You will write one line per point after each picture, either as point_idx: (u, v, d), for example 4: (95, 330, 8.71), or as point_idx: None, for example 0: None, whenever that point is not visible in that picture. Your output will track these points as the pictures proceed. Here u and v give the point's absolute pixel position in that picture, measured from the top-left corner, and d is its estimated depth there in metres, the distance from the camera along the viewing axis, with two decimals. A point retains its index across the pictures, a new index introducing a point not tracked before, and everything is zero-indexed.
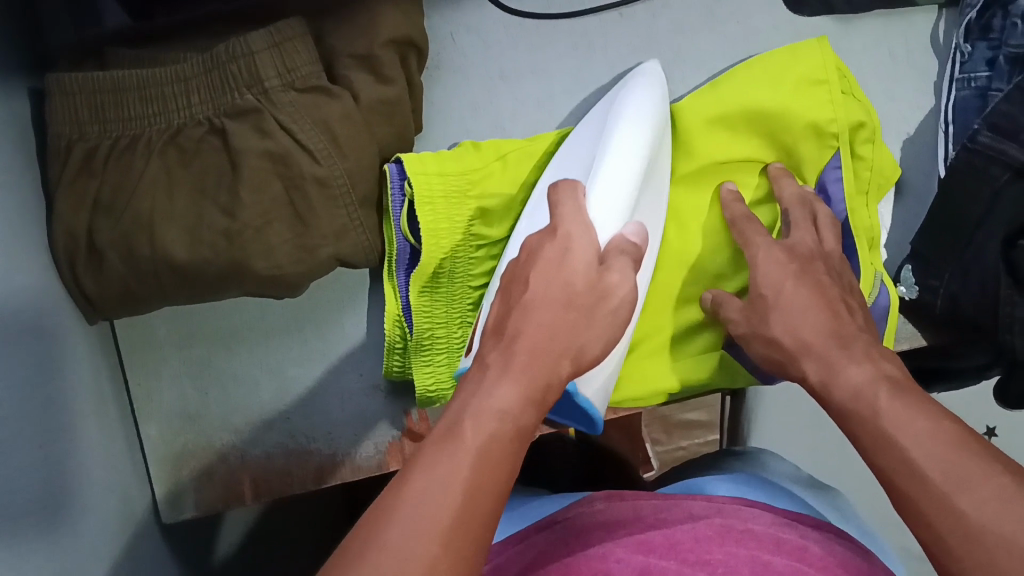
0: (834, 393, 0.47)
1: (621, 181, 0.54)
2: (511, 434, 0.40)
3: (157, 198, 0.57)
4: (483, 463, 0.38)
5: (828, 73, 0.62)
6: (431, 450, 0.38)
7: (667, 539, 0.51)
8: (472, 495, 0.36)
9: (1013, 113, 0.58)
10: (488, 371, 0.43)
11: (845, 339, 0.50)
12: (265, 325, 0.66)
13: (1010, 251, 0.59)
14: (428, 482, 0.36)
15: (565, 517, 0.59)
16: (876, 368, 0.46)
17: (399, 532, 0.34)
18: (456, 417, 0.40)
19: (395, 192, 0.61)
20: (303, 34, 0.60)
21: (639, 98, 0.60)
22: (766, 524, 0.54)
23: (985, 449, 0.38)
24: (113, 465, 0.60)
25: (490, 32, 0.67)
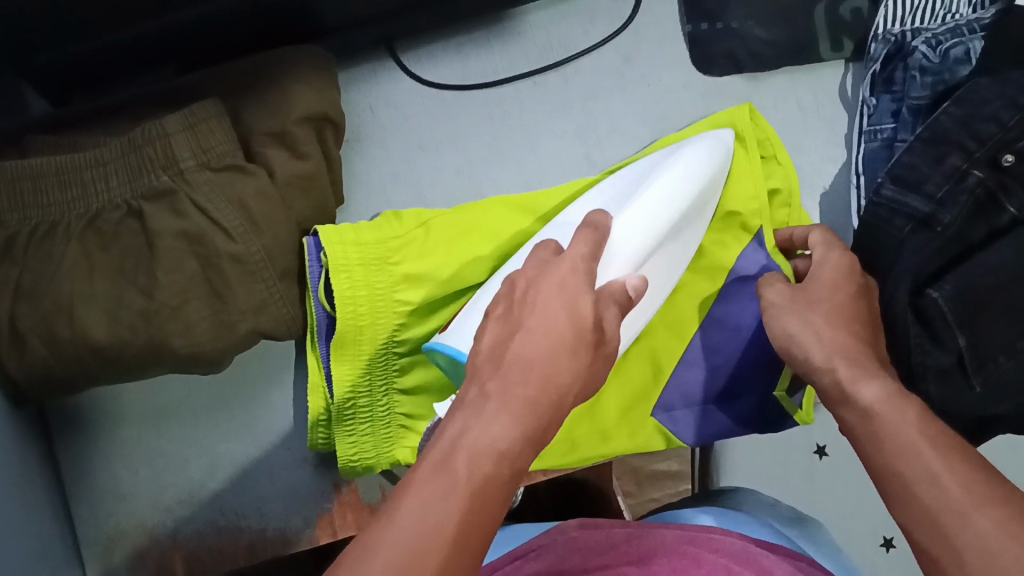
0: (847, 411, 0.46)
1: (637, 227, 0.56)
2: (502, 478, 0.38)
3: (77, 281, 0.58)
4: (470, 510, 0.36)
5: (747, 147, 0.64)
6: (422, 483, 0.37)
7: (642, 573, 0.51)
8: (456, 545, 0.35)
9: (915, 164, 0.61)
10: (486, 400, 0.41)
11: (823, 378, 0.48)
12: (194, 401, 0.67)
13: (918, 299, 0.60)
14: (416, 520, 0.35)
15: (539, 544, 0.57)
16: (872, 393, 0.45)
17: (377, 574, 0.33)
18: (453, 442, 0.39)
19: (313, 264, 0.62)
20: (218, 113, 0.61)
21: (692, 157, 0.60)
22: (733, 555, 0.53)
23: (923, 489, 0.39)
24: (44, 551, 0.59)
25: (408, 104, 0.70)
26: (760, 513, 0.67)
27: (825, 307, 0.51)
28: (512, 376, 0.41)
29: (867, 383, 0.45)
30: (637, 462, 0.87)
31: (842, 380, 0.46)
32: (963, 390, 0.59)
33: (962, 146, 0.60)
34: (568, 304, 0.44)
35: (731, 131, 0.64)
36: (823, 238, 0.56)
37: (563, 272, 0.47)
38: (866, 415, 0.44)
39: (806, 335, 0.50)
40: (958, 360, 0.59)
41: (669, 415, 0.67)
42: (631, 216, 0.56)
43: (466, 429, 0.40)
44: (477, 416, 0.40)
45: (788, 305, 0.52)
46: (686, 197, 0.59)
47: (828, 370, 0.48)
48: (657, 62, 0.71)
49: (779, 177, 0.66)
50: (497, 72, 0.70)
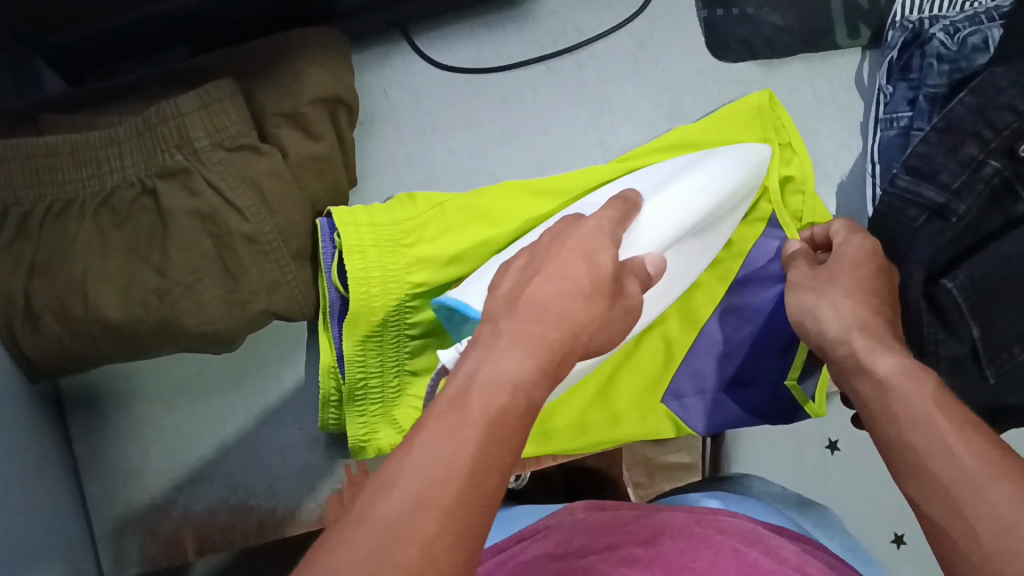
0: (863, 382, 0.44)
1: (665, 214, 0.56)
2: (520, 408, 0.38)
3: (92, 259, 0.58)
4: (487, 439, 0.35)
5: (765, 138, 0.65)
6: (439, 415, 0.36)
7: (650, 550, 0.52)
8: (476, 473, 0.34)
9: (931, 154, 0.60)
10: (498, 338, 0.42)
11: (839, 348, 0.47)
12: (206, 381, 0.67)
13: (932, 289, 0.60)
14: (434, 449, 0.34)
15: (547, 524, 0.57)
16: (889, 364, 0.43)
17: (393, 507, 0.32)
18: (468, 382, 0.39)
19: (326, 244, 0.62)
20: (232, 94, 0.61)
21: (727, 160, 0.61)
22: (741, 535, 0.53)
23: (938, 461, 0.37)
24: (56, 524, 0.59)
25: (421, 87, 0.70)
26: (771, 500, 0.66)
27: (845, 283, 0.51)
28: (522, 315, 0.43)
29: (884, 355, 0.44)
30: (649, 452, 0.81)
31: (858, 352, 0.46)
32: (976, 380, 0.59)
33: (977, 135, 0.59)
34: (584, 260, 0.46)
35: (768, 146, 0.63)
36: (846, 225, 0.56)
37: (587, 229, 0.49)
38: (883, 387, 0.43)
39: (824, 308, 0.50)
40: (971, 350, 0.58)
41: (679, 402, 0.67)
42: (661, 203, 0.57)
43: (479, 369, 0.40)
44: (488, 355, 0.40)
45: (805, 283, 0.54)
46: (717, 194, 0.59)
47: (845, 341, 0.47)
48: (671, 49, 0.70)
49: (794, 164, 0.65)
50: (510, 56, 0.70)
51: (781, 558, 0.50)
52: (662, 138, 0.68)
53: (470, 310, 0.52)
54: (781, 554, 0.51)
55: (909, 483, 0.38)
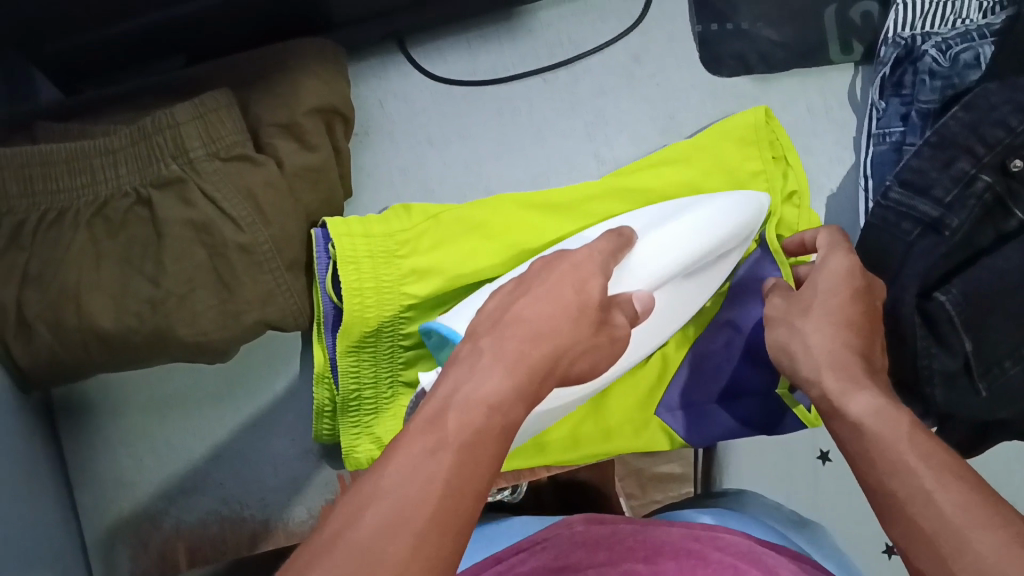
0: (839, 423, 0.45)
1: (654, 259, 0.56)
2: (497, 428, 0.39)
3: (85, 268, 0.58)
4: (460, 464, 0.36)
5: (763, 159, 0.65)
6: (415, 435, 0.37)
7: (649, 567, 0.52)
8: (448, 498, 0.34)
9: (923, 169, 0.61)
10: (479, 356, 0.42)
11: (810, 389, 0.48)
12: (198, 391, 0.67)
13: (926, 302, 0.60)
14: (408, 472, 0.35)
15: (544, 536, 0.57)
16: (860, 406, 0.44)
17: (366, 529, 0.33)
18: (446, 403, 0.39)
19: (320, 255, 0.62)
20: (228, 104, 0.61)
21: (727, 202, 0.60)
22: (739, 554, 0.53)
23: (916, 510, 0.37)
24: (47, 535, 0.59)
25: (417, 98, 0.70)
26: (765, 518, 0.66)
27: (819, 311, 0.51)
28: (506, 334, 0.44)
29: (857, 396, 0.45)
30: (640, 463, 0.81)
31: (829, 393, 0.46)
32: (969, 394, 0.59)
33: (970, 150, 0.60)
34: (574, 289, 0.48)
35: (768, 196, 0.62)
36: (829, 240, 0.55)
37: (577, 258, 0.51)
38: (856, 429, 0.43)
39: (795, 344, 0.51)
40: (965, 364, 0.59)
41: (671, 414, 0.67)
42: (652, 247, 0.57)
43: (459, 388, 0.40)
44: (468, 372, 0.41)
45: (782, 315, 0.53)
46: (712, 244, 0.58)
47: (817, 383, 0.47)
48: (667, 63, 0.71)
49: (790, 179, 0.66)
50: (507, 68, 0.71)
51: None
52: (657, 155, 0.68)
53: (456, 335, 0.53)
54: (778, 572, 0.51)
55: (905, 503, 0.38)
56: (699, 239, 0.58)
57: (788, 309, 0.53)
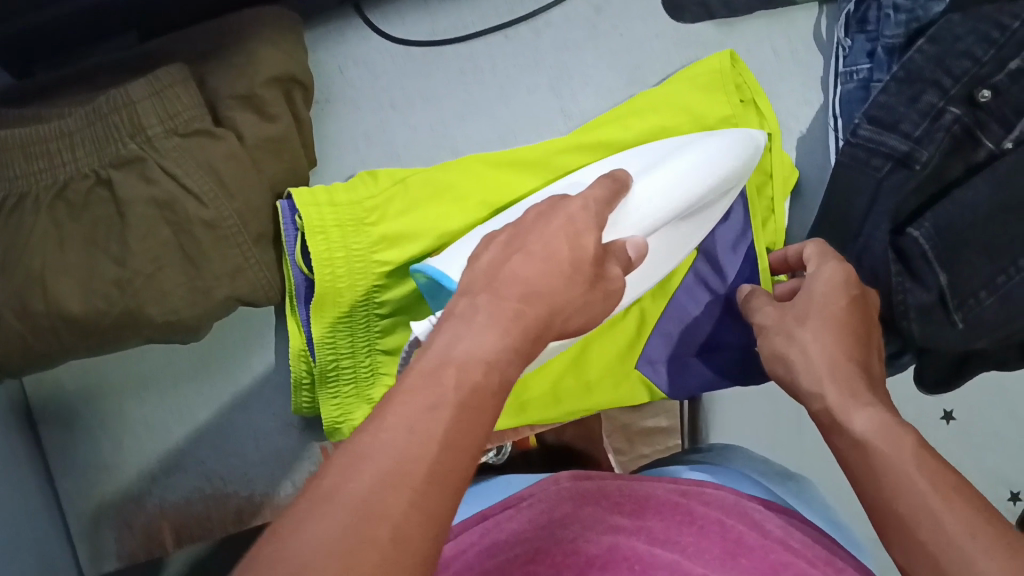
0: (839, 439, 0.43)
1: (657, 192, 0.55)
2: (494, 388, 0.37)
3: (48, 252, 0.57)
4: (458, 420, 0.35)
5: (732, 107, 0.65)
6: (406, 390, 0.35)
7: (636, 522, 0.52)
8: (448, 450, 0.33)
9: (890, 104, 0.60)
10: (475, 312, 0.40)
11: (812, 403, 0.46)
12: (173, 370, 0.66)
13: (897, 238, 0.61)
14: (409, 424, 0.34)
15: (532, 493, 0.58)
16: (863, 421, 0.42)
17: (365, 483, 0.31)
18: (444, 357, 0.37)
19: (288, 227, 0.62)
20: (184, 78, 0.60)
21: (720, 143, 0.60)
22: (726, 508, 0.54)
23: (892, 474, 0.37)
24: (30, 526, 0.59)
25: (379, 62, 0.69)
26: (753, 472, 0.66)
27: (817, 318, 0.48)
28: (503, 291, 0.42)
29: (859, 412, 0.43)
30: (627, 418, 0.81)
31: (829, 407, 0.44)
32: (944, 327, 0.59)
33: (937, 83, 0.59)
34: (569, 238, 0.45)
35: (763, 133, 0.62)
36: (818, 251, 0.53)
37: (579, 206, 0.48)
38: (858, 447, 0.41)
39: (796, 353, 0.48)
40: (939, 298, 0.59)
41: (651, 366, 0.67)
42: (652, 180, 0.56)
43: (454, 345, 0.38)
44: (467, 328, 0.39)
45: (776, 324, 0.51)
46: (714, 175, 0.58)
47: (817, 396, 0.45)
48: (629, 12, 0.70)
49: (758, 124, 0.65)
50: (467, 26, 0.69)
51: (764, 531, 0.51)
52: (623, 105, 0.67)
53: (447, 280, 0.53)
54: (765, 527, 0.51)
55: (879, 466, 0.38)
56: (694, 183, 0.57)
57: (783, 319, 0.51)
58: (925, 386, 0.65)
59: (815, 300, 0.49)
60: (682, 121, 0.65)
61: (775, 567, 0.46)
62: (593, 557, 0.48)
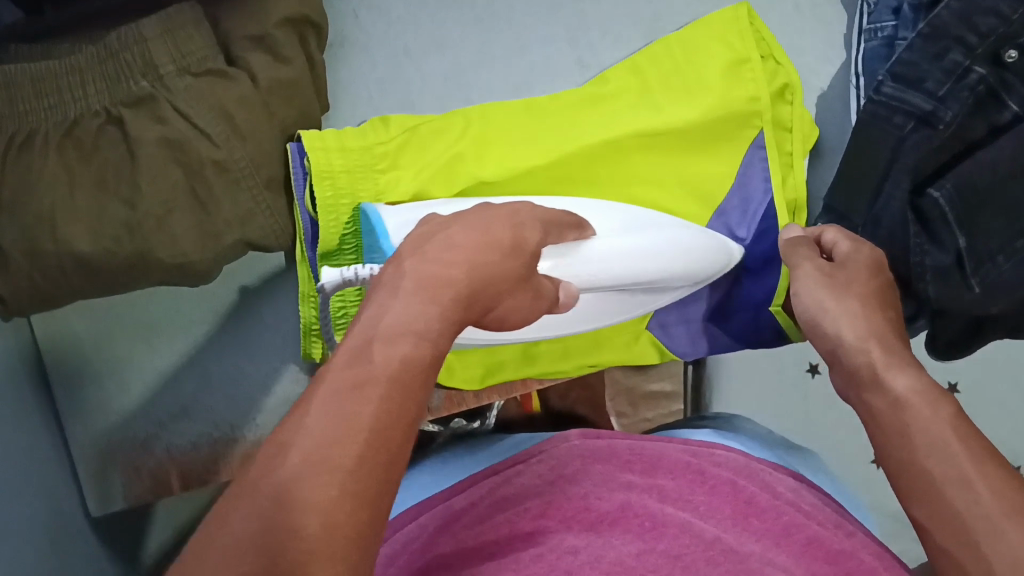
0: (874, 397, 0.41)
1: (624, 258, 0.55)
2: (426, 361, 0.33)
3: (58, 192, 0.56)
4: (388, 400, 0.31)
5: (750, 51, 0.63)
6: (334, 374, 0.31)
7: (648, 480, 0.52)
8: (377, 430, 0.30)
9: (914, 61, 0.59)
10: (400, 282, 0.37)
11: (853, 357, 0.43)
12: (183, 316, 0.66)
13: (919, 198, 0.61)
14: (332, 409, 0.30)
15: (540, 450, 0.56)
16: (906, 383, 0.40)
17: (289, 467, 0.28)
18: (368, 335, 0.33)
19: (298, 171, 0.61)
20: (196, 17, 0.59)
21: (699, 243, 0.60)
22: (738, 470, 0.54)
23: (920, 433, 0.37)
24: (35, 468, 0.58)
25: (391, 8, 0.68)
26: (760, 438, 0.66)
27: (855, 289, 0.48)
28: (430, 255, 0.39)
29: (903, 372, 0.41)
30: (631, 382, 0.80)
31: (874, 364, 0.42)
32: (961, 291, 0.59)
33: (962, 40, 0.57)
34: (511, 226, 0.44)
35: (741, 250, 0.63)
36: (852, 237, 0.53)
37: None
38: (897, 404, 0.39)
39: (838, 315, 0.46)
40: (957, 259, 0.59)
41: (663, 330, 0.68)
42: (618, 241, 0.55)
43: (381, 316, 0.34)
44: (391, 301, 0.35)
45: (818, 283, 0.49)
46: (677, 266, 0.58)
47: (861, 351, 0.43)
48: None
49: (779, 75, 0.64)
50: None
51: (775, 492, 0.51)
52: (636, 58, 0.66)
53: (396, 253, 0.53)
54: (777, 489, 0.51)
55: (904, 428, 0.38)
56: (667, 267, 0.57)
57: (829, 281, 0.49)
58: (937, 349, 0.65)
59: (860, 276, 0.49)
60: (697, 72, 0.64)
61: (788, 529, 0.46)
62: (605, 514, 0.48)
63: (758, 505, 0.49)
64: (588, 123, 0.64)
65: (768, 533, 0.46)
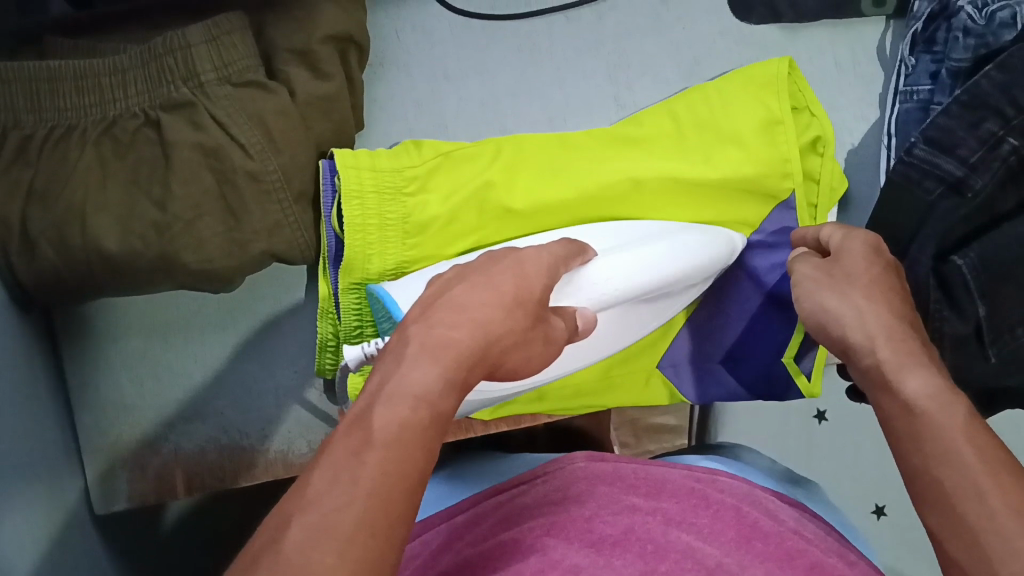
0: (887, 400, 0.41)
1: (616, 274, 0.57)
2: (423, 422, 0.35)
3: (91, 188, 0.57)
4: (388, 462, 0.32)
5: (784, 111, 0.63)
6: (334, 449, 0.33)
7: (650, 503, 0.52)
8: (377, 493, 0.31)
9: (951, 127, 0.59)
10: (404, 349, 0.38)
11: (863, 358, 0.44)
12: (201, 319, 0.66)
13: (942, 265, 0.60)
14: (332, 477, 0.32)
15: (545, 471, 0.56)
16: (918, 387, 0.40)
17: (296, 536, 0.30)
18: (371, 402, 0.35)
19: (327, 187, 0.62)
20: (241, 28, 0.60)
21: (698, 244, 0.61)
22: (739, 496, 0.53)
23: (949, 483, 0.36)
24: (44, 456, 0.59)
25: (435, 30, 0.69)
26: (762, 467, 0.67)
27: (861, 284, 0.46)
28: (434, 321, 0.40)
29: (913, 374, 0.41)
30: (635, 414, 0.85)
31: (885, 366, 0.42)
32: (977, 360, 0.59)
33: (999, 112, 0.58)
34: (515, 279, 0.46)
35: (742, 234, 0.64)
36: (840, 229, 0.52)
37: None
38: (907, 409, 0.40)
39: (844, 312, 0.46)
40: (976, 330, 0.59)
41: (673, 369, 0.70)
42: (612, 261, 0.57)
43: (386, 382, 0.36)
44: (397, 367, 0.37)
45: (818, 281, 0.49)
46: (676, 275, 0.59)
47: (870, 352, 0.43)
48: (694, 6, 0.70)
49: (813, 128, 0.64)
50: (528, 4, 0.69)
51: (779, 519, 0.51)
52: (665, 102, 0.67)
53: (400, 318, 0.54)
54: (780, 517, 0.52)
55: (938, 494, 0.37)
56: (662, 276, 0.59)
57: (828, 278, 0.49)
58: None
59: (857, 268, 0.47)
60: (730, 119, 0.64)
61: (791, 553, 0.46)
62: (607, 536, 0.47)
63: (763, 528, 0.49)
64: (618, 159, 0.64)
65: (770, 557, 0.45)
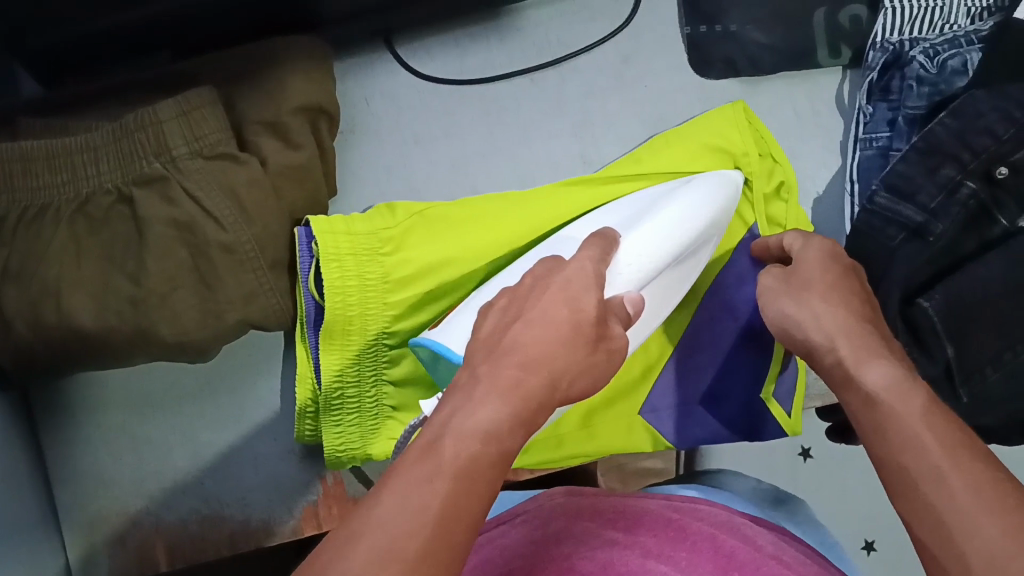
0: (852, 396, 0.44)
1: (644, 248, 0.56)
2: (493, 459, 0.36)
3: (66, 265, 0.57)
4: (458, 486, 0.34)
5: (747, 146, 0.66)
6: (402, 471, 0.35)
7: (630, 537, 0.51)
8: (443, 523, 0.33)
9: (909, 173, 0.61)
10: (474, 384, 0.39)
11: (825, 356, 0.47)
12: (179, 390, 0.67)
13: (908, 309, 0.61)
14: (396, 502, 0.33)
15: (527, 510, 0.58)
16: (879, 378, 0.43)
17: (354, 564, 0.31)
18: (439, 430, 0.37)
19: (303, 253, 0.62)
20: (212, 101, 0.61)
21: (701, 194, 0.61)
22: (718, 524, 0.54)
23: (920, 492, 0.37)
24: (27, 532, 0.58)
25: (403, 96, 0.70)
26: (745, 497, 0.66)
27: (820, 289, 0.50)
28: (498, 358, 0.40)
29: (873, 366, 0.44)
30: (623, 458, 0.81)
31: (846, 364, 0.45)
32: (950, 400, 0.60)
33: (956, 157, 0.60)
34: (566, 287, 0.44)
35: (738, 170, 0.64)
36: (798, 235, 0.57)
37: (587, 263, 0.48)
38: (869, 402, 0.42)
39: (804, 318, 0.49)
40: (946, 370, 0.59)
41: (654, 415, 0.68)
42: (637, 238, 0.57)
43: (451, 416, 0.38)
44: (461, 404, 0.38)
45: (779, 290, 0.53)
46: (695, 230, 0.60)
47: (830, 349, 0.47)
48: (656, 64, 0.72)
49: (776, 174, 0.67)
50: (495, 67, 0.71)
51: (757, 544, 0.52)
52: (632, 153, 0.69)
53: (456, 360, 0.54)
54: (758, 543, 0.52)
55: (905, 487, 0.37)
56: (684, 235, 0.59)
57: (787, 286, 0.52)
58: None
59: (812, 274, 0.51)
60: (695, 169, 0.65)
61: None
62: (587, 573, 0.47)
63: (739, 559, 0.49)
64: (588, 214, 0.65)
65: None
